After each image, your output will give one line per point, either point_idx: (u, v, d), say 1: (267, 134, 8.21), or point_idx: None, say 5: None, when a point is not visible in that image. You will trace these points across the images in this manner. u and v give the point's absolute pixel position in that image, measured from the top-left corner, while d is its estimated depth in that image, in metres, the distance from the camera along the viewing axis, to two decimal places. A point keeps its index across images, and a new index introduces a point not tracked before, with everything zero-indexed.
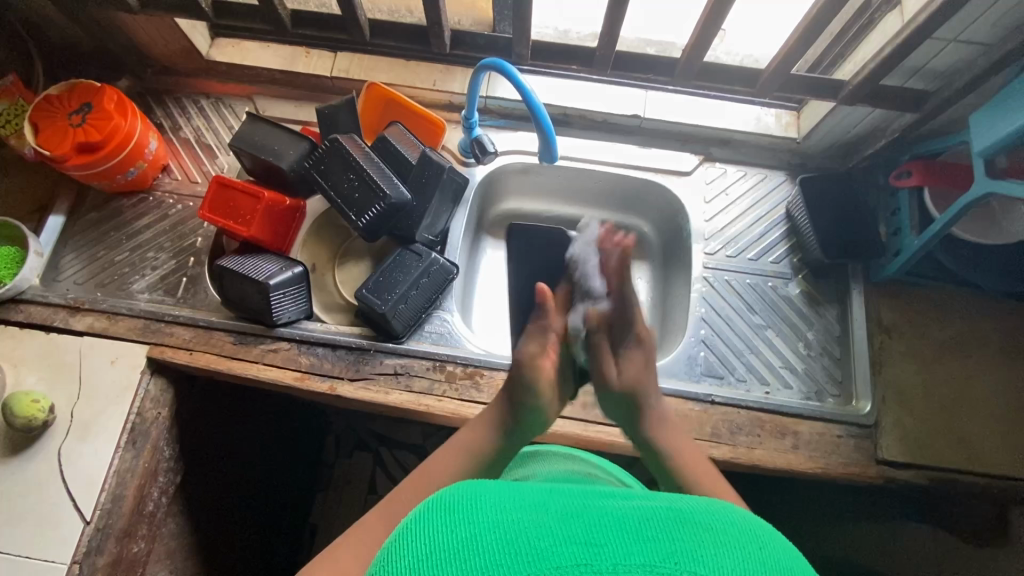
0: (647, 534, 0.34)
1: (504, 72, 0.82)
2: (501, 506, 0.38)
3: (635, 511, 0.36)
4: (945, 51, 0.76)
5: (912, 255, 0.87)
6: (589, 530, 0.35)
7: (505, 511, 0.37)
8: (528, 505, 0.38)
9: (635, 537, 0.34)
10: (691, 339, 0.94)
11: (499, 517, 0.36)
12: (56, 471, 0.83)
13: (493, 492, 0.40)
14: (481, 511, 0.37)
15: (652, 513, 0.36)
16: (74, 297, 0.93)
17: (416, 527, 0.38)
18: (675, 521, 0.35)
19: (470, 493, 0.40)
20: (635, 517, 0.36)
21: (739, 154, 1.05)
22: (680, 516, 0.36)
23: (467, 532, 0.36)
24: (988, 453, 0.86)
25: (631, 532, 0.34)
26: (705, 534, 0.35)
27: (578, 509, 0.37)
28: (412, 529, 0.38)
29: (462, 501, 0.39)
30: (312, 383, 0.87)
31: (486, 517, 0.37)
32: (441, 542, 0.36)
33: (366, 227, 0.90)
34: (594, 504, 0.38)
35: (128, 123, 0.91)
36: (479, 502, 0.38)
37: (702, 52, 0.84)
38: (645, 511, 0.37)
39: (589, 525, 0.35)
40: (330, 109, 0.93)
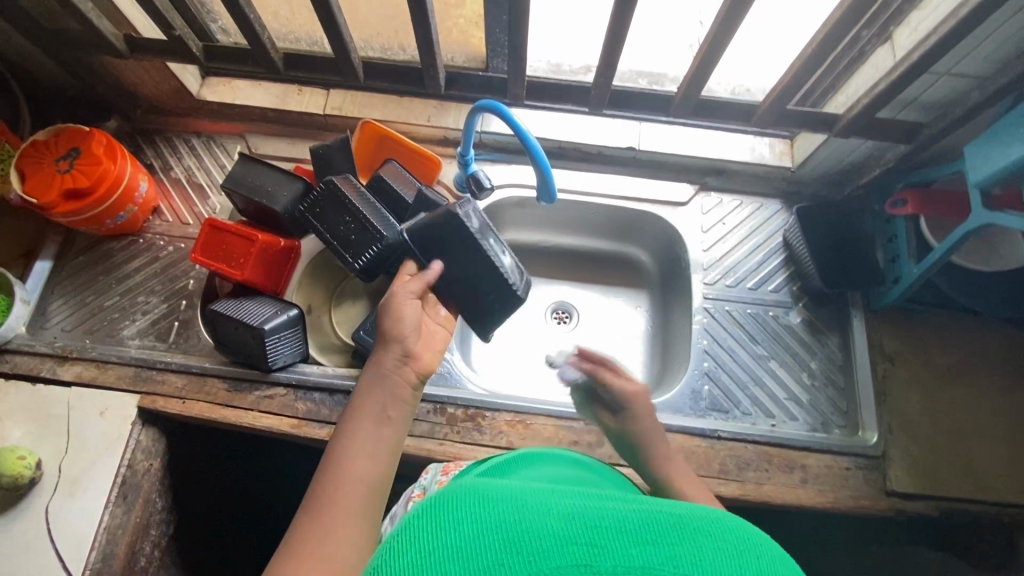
0: (648, 538, 0.32)
1: (499, 113, 0.81)
2: (503, 502, 0.34)
3: (636, 512, 0.33)
4: (937, 84, 0.76)
5: (911, 283, 0.87)
6: (590, 529, 0.32)
7: (501, 507, 0.34)
8: (526, 503, 0.34)
9: (633, 539, 0.31)
10: (694, 372, 0.93)
11: (498, 515, 0.33)
12: (44, 529, 0.80)
13: (489, 489, 0.36)
14: (479, 507, 0.34)
15: (653, 516, 0.33)
16: (62, 345, 0.91)
17: (411, 530, 0.34)
18: (676, 527, 0.32)
19: (466, 491, 0.36)
20: (635, 518, 0.33)
21: (734, 183, 1.05)
22: (684, 523, 0.33)
23: (466, 533, 0.33)
24: (996, 481, 0.85)
25: (631, 536, 0.32)
26: (708, 543, 0.32)
27: (578, 507, 0.34)
28: (406, 532, 0.34)
29: (459, 498, 0.35)
30: (309, 430, 0.85)
31: (485, 515, 0.33)
32: (437, 544, 0.32)
33: (362, 268, 0.88)
34: (593, 501, 0.35)
35: (117, 167, 0.90)
36: (478, 499, 0.35)
37: (698, 87, 0.85)
38: (646, 511, 0.34)
39: (589, 525, 0.32)
40: (323, 149, 0.92)
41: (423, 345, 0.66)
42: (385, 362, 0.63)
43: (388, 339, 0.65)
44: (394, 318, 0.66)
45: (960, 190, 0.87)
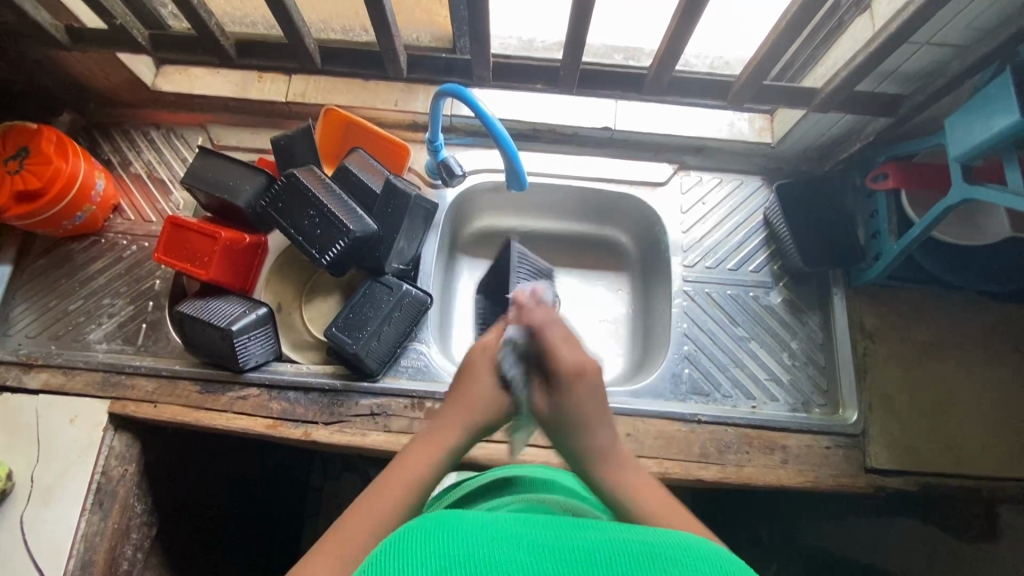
0: (615, 568, 0.32)
1: (463, 98, 0.78)
2: (480, 538, 0.34)
3: (601, 541, 0.35)
4: (917, 54, 0.73)
5: (892, 261, 0.85)
6: (557, 561, 0.33)
7: (473, 541, 0.34)
8: (497, 537, 0.35)
9: (600, 567, 0.32)
10: (674, 356, 0.92)
11: (470, 546, 0.34)
12: (20, 539, 0.79)
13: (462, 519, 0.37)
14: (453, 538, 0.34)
15: (617, 544, 0.35)
16: (27, 352, 0.88)
17: (385, 556, 0.34)
18: (645, 557, 0.33)
19: (439, 520, 0.37)
20: (605, 551, 0.34)
21: (714, 161, 1.02)
22: (650, 551, 0.34)
23: (436, 563, 0.32)
24: (974, 455, 0.85)
25: (599, 565, 0.33)
26: (678, 565, 0.33)
27: (546, 538, 0.35)
28: (378, 557, 0.34)
29: (432, 529, 0.35)
30: (285, 430, 0.84)
31: (458, 545, 0.34)
32: (407, 571, 0.32)
33: (331, 263, 0.85)
34: (561, 533, 0.36)
35: (70, 165, 0.86)
36: (449, 531, 0.35)
37: (672, 63, 0.81)
38: (613, 542, 0.35)
39: (558, 556, 0.33)
40: (285, 139, 0.88)
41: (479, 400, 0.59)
42: (455, 423, 0.57)
43: (464, 403, 0.59)
44: (475, 383, 0.60)
45: (941, 162, 0.84)
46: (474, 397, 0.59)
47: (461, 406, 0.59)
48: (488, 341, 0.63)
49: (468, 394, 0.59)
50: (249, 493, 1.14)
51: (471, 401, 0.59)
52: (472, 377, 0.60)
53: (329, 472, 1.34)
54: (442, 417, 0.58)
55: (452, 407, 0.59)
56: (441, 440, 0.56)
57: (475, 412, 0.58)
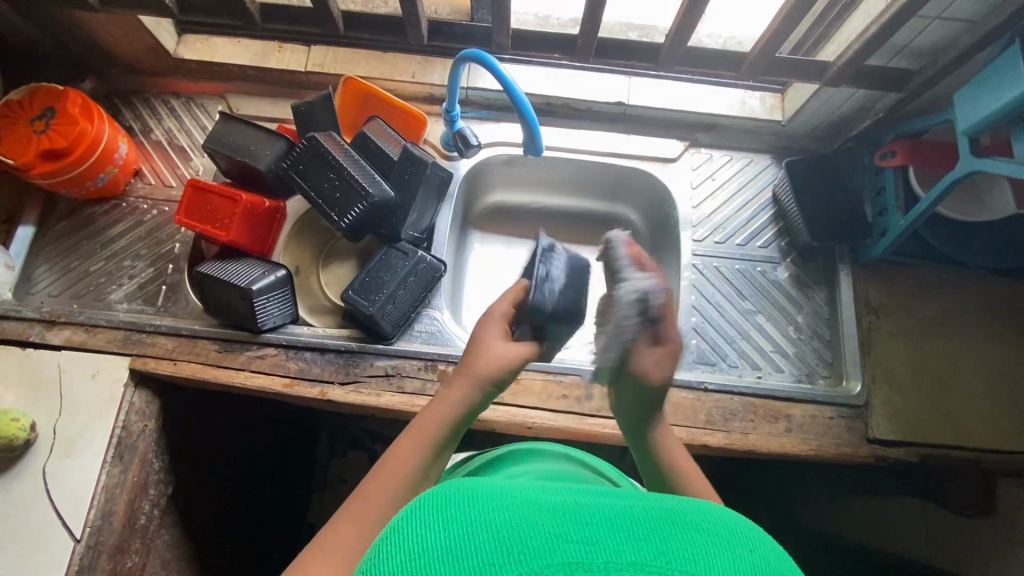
0: (637, 533, 0.33)
1: (485, 64, 0.79)
2: (502, 504, 0.35)
3: (623, 510, 0.35)
4: (928, 29, 0.75)
5: (898, 235, 0.87)
6: (581, 527, 0.33)
7: (496, 507, 0.35)
8: (518, 501, 0.36)
9: (624, 534, 0.33)
10: (682, 328, 0.94)
11: (493, 511, 0.35)
12: (41, 488, 0.81)
13: (486, 485, 0.37)
14: (475, 506, 0.35)
15: (638, 512, 0.35)
16: (50, 309, 0.90)
17: (412, 521, 0.35)
18: (665, 522, 0.34)
19: (461, 485, 0.38)
20: (628, 516, 0.34)
21: (725, 139, 1.04)
22: (671, 516, 0.35)
23: (460, 530, 0.33)
24: (974, 428, 0.87)
25: (621, 532, 0.33)
26: (696, 536, 0.33)
27: (569, 503, 0.36)
28: (405, 522, 0.35)
29: (454, 497, 0.36)
30: (302, 389, 0.86)
31: (481, 512, 0.35)
32: (433, 538, 0.33)
33: (349, 227, 0.87)
34: (583, 498, 0.36)
35: (95, 128, 0.88)
36: (472, 498, 0.36)
37: (686, 36, 0.83)
38: (633, 508, 0.35)
39: (580, 521, 0.34)
40: (305, 106, 0.89)
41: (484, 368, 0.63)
42: (462, 384, 0.62)
43: (470, 367, 0.63)
44: (480, 349, 0.64)
45: (949, 140, 0.86)
46: (478, 372, 0.63)
47: (437, 408, 0.62)
48: (492, 349, 0.63)
49: (476, 358, 0.64)
50: (260, 460, 1.16)
51: (472, 373, 0.62)
52: (467, 367, 0.63)
53: (336, 445, 1.36)
54: (443, 398, 0.62)
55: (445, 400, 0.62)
56: (450, 400, 0.62)
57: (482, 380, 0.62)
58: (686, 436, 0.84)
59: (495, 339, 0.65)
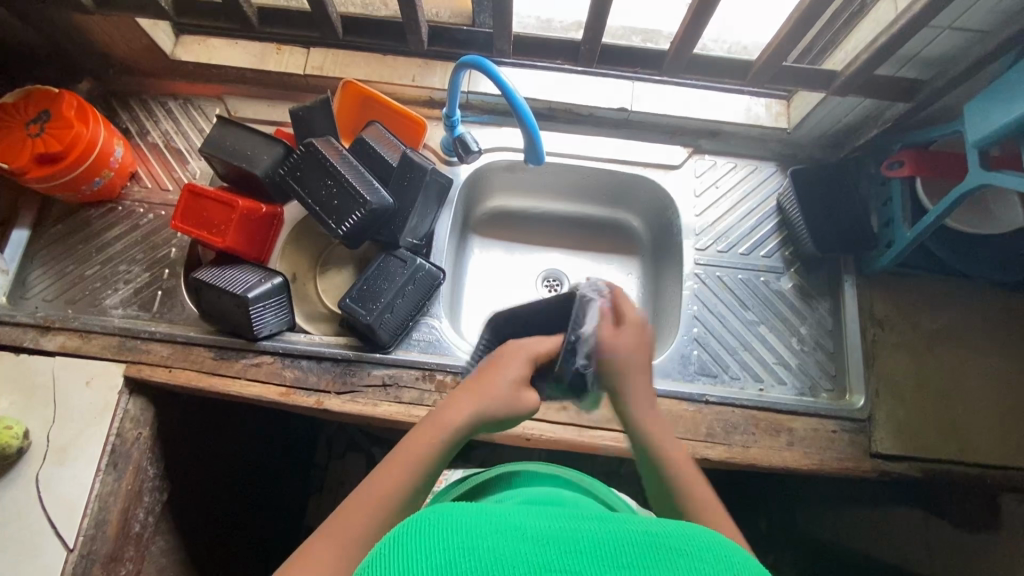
0: (622, 560, 0.33)
1: (485, 71, 0.78)
2: (486, 531, 0.35)
3: (607, 534, 0.35)
4: (938, 39, 0.73)
5: (904, 247, 0.85)
6: (565, 555, 0.33)
7: (480, 533, 0.35)
8: (501, 528, 0.36)
9: (609, 562, 0.33)
10: (683, 338, 0.93)
11: (476, 539, 0.34)
12: (34, 496, 0.80)
13: (468, 511, 0.37)
14: (458, 530, 0.35)
15: (623, 536, 0.35)
16: (44, 315, 0.89)
17: (392, 551, 0.34)
18: (650, 548, 0.34)
19: (445, 510, 0.37)
20: (612, 541, 0.35)
21: (729, 146, 1.02)
22: (656, 539, 0.35)
23: (443, 557, 0.33)
24: (978, 443, 0.86)
25: (606, 559, 0.33)
26: (682, 559, 0.33)
27: (552, 529, 0.36)
28: (384, 552, 0.34)
29: (436, 522, 0.36)
30: (298, 398, 0.85)
31: (465, 539, 0.34)
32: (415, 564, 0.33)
33: (346, 235, 0.86)
34: (567, 525, 0.36)
35: (90, 131, 0.87)
36: (455, 523, 0.35)
37: (691, 44, 0.81)
38: (618, 533, 0.35)
39: (565, 549, 0.34)
40: (303, 110, 0.88)
41: (494, 391, 0.62)
42: (466, 404, 0.61)
43: (477, 388, 0.62)
44: (497, 373, 0.63)
45: (957, 150, 0.85)
46: (488, 393, 0.62)
47: (440, 429, 0.60)
48: (524, 349, 0.65)
49: (487, 377, 0.63)
50: (257, 466, 1.15)
51: (482, 392, 0.62)
52: (484, 395, 0.62)
53: (335, 450, 1.35)
54: (450, 405, 0.61)
55: (454, 418, 0.61)
56: (450, 422, 0.60)
57: (488, 401, 0.61)
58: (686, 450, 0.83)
59: (516, 368, 0.64)
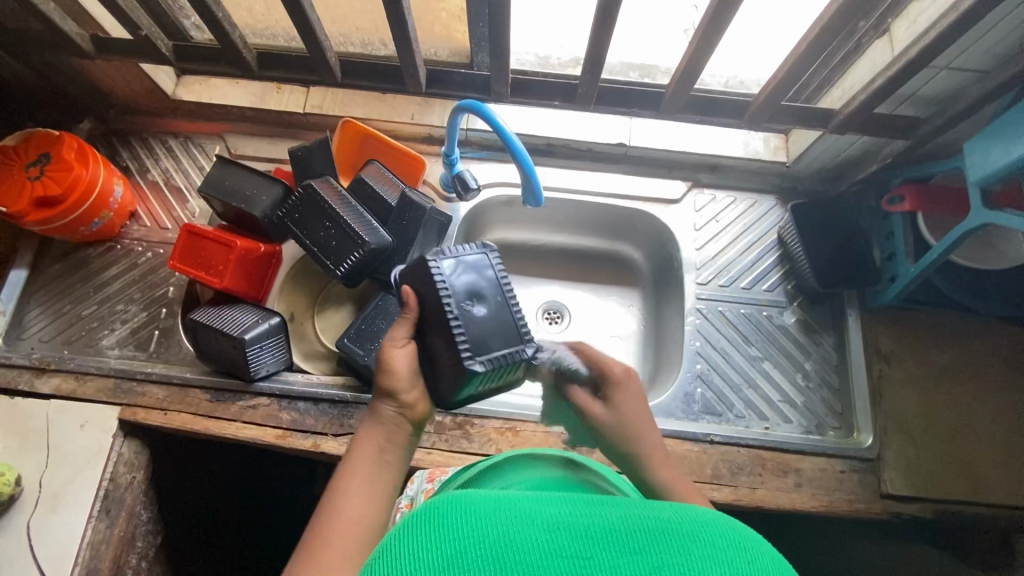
0: (635, 546, 0.32)
1: (481, 113, 0.78)
2: (496, 515, 0.34)
3: (620, 519, 0.34)
4: (936, 79, 0.73)
5: (908, 283, 0.84)
6: (577, 541, 0.32)
7: (490, 518, 0.34)
8: (513, 512, 0.34)
9: (621, 548, 0.32)
10: (686, 375, 0.92)
11: (485, 527, 0.33)
12: (24, 545, 0.79)
13: (479, 494, 0.36)
14: (468, 519, 0.34)
15: (636, 522, 0.34)
16: (40, 356, 0.88)
17: (401, 540, 0.33)
18: (662, 534, 0.33)
19: (455, 496, 0.36)
20: (625, 526, 0.33)
21: (728, 180, 1.02)
22: (670, 526, 0.33)
23: (452, 548, 0.32)
24: (992, 482, 0.84)
25: (618, 544, 0.32)
26: (696, 545, 0.32)
27: (564, 515, 0.34)
28: (393, 543, 0.34)
29: (447, 508, 0.35)
30: (294, 441, 0.83)
31: (474, 527, 0.33)
32: (424, 556, 0.32)
33: (345, 275, 0.85)
34: (578, 509, 0.35)
35: (90, 173, 0.87)
36: (464, 512, 0.34)
37: (688, 85, 0.82)
38: (631, 518, 0.34)
39: (575, 535, 0.33)
40: (303, 151, 0.88)
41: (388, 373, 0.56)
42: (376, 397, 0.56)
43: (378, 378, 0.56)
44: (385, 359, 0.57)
45: (958, 186, 0.84)
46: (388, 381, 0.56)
47: (363, 444, 0.54)
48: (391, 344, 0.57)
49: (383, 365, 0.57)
50: (254, 504, 1.13)
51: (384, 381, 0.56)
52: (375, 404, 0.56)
53: None
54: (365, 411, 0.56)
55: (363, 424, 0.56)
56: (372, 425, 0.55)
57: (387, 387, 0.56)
58: None
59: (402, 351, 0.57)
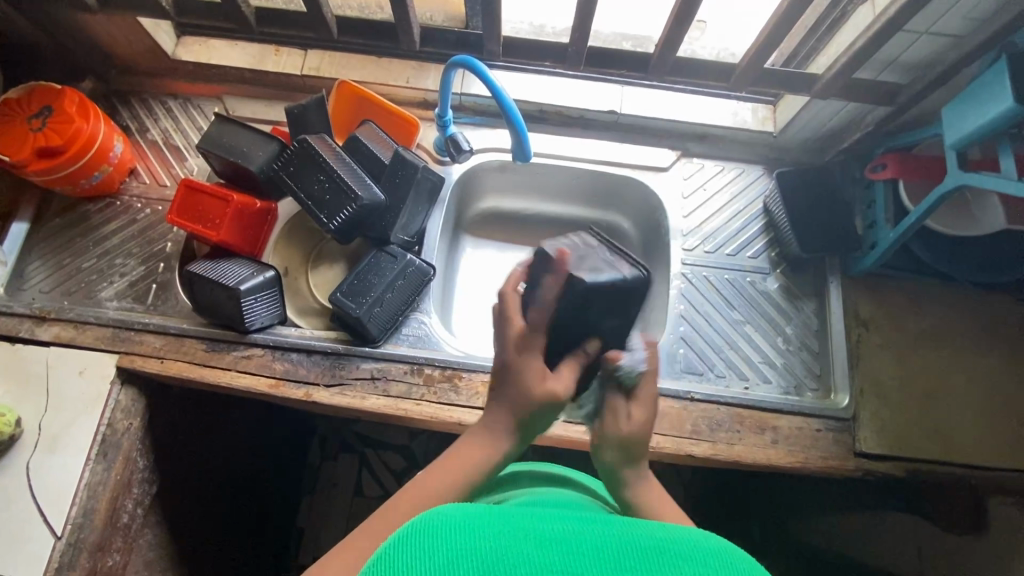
0: (623, 565, 0.36)
1: (475, 70, 0.80)
2: (494, 531, 0.37)
3: (621, 540, 0.38)
4: (917, 43, 0.75)
5: (887, 247, 0.87)
6: (569, 555, 0.36)
7: (486, 532, 0.37)
8: (511, 528, 0.38)
9: (609, 565, 0.35)
10: (670, 336, 0.94)
11: (486, 540, 0.36)
12: (25, 484, 0.81)
13: (478, 510, 0.40)
14: (465, 530, 0.37)
15: (624, 541, 0.37)
16: (40, 306, 0.90)
17: (400, 546, 0.36)
18: (651, 553, 0.36)
19: (450, 508, 0.40)
20: (616, 546, 0.37)
21: (717, 149, 1.04)
22: (657, 546, 0.37)
23: (450, 557, 0.35)
24: (962, 444, 0.86)
25: (611, 564, 0.36)
26: (684, 563, 0.36)
27: (557, 531, 0.38)
28: (384, 550, 0.37)
29: (447, 519, 0.38)
30: (287, 390, 0.86)
31: (475, 541, 0.36)
32: (419, 566, 0.35)
33: (338, 230, 0.87)
34: (571, 526, 0.39)
35: (90, 126, 0.89)
36: (468, 523, 0.38)
37: (675, 48, 0.84)
38: (620, 538, 0.38)
39: (569, 550, 0.36)
40: (298, 108, 0.90)
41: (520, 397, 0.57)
42: (509, 413, 0.58)
43: (516, 399, 0.57)
44: (528, 381, 0.57)
45: (938, 153, 0.86)
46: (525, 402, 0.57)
47: (516, 402, 0.57)
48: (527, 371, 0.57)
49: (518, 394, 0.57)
50: (248, 462, 1.16)
51: (514, 404, 0.57)
52: (526, 380, 0.57)
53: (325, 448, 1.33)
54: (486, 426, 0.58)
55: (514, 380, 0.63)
56: (489, 437, 0.58)
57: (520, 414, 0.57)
58: (671, 446, 0.84)
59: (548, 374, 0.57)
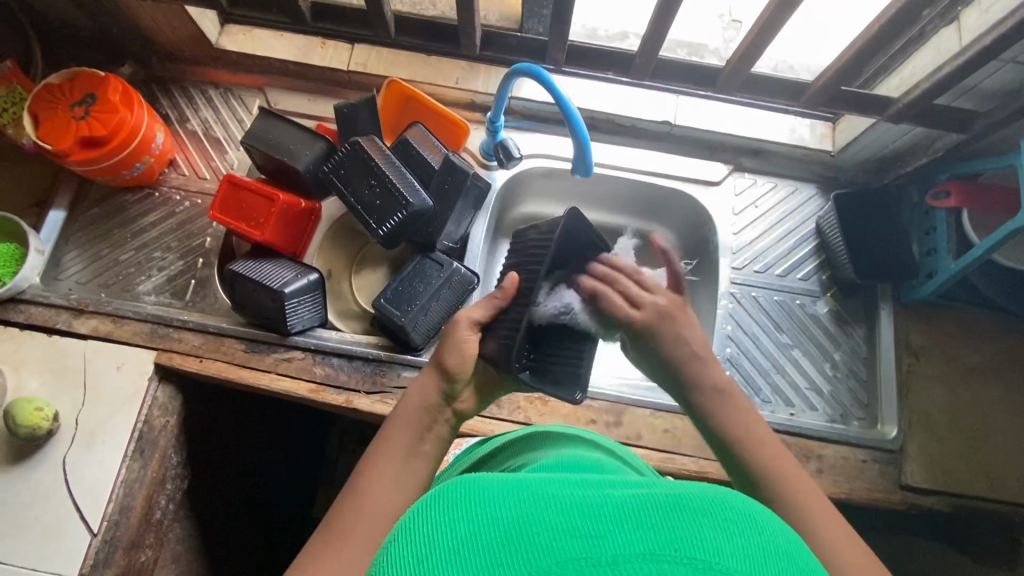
0: (645, 522, 0.29)
1: (540, 79, 0.77)
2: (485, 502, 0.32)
3: (636, 499, 0.31)
4: (1001, 72, 0.72)
5: (948, 278, 0.84)
6: (578, 519, 0.29)
7: (478, 504, 0.32)
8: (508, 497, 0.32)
9: (624, 525, 0.29)
10: (715, 357, 0.92)
11: (481, 511, 0.31)
12: (61, 479, 0.80)
13: (474, 485, 0.34)
14: (459, 507, 0.32)
15: (640, 499, 0.30)
16: (78, 297, 0.89)
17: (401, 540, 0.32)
18: (672, 507, 0.30)
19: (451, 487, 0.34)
20: (632, 504, 0.30)
21: (770, 165, 1.01)
22: (679, 500, 0.30)
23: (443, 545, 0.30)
24: (1011, 481, 0.84)
25: (628, 521, 0.29)
26: (707, 518, 0.29)
27: (560, 495, 0.32)
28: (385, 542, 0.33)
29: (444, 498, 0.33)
30: (328, 396, 0.85)
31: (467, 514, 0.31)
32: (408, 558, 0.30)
33: (386, 236, 0.86)
34: (579, 490, 0.32)
35: (134, 116, 0.86)
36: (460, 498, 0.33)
37: (748, 64, 0.81)
38: (635, 496, 0.31)
39: (575, 513, 0.30)
40: (349, 107, 0.87)
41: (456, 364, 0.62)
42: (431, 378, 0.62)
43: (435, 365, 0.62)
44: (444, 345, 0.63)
45: (1008, 184, 0.83)
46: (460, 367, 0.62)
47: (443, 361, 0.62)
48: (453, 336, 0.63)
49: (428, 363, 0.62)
50: (273, 457, 1.15)
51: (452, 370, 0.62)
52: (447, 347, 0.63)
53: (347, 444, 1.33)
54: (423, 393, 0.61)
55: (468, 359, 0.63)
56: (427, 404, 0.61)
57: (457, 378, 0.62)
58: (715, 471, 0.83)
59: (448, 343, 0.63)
